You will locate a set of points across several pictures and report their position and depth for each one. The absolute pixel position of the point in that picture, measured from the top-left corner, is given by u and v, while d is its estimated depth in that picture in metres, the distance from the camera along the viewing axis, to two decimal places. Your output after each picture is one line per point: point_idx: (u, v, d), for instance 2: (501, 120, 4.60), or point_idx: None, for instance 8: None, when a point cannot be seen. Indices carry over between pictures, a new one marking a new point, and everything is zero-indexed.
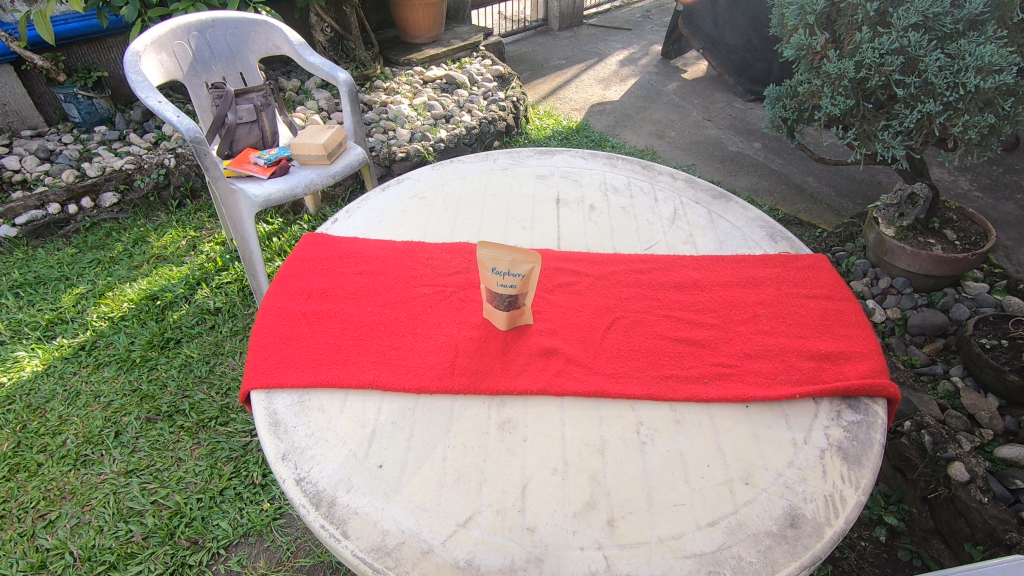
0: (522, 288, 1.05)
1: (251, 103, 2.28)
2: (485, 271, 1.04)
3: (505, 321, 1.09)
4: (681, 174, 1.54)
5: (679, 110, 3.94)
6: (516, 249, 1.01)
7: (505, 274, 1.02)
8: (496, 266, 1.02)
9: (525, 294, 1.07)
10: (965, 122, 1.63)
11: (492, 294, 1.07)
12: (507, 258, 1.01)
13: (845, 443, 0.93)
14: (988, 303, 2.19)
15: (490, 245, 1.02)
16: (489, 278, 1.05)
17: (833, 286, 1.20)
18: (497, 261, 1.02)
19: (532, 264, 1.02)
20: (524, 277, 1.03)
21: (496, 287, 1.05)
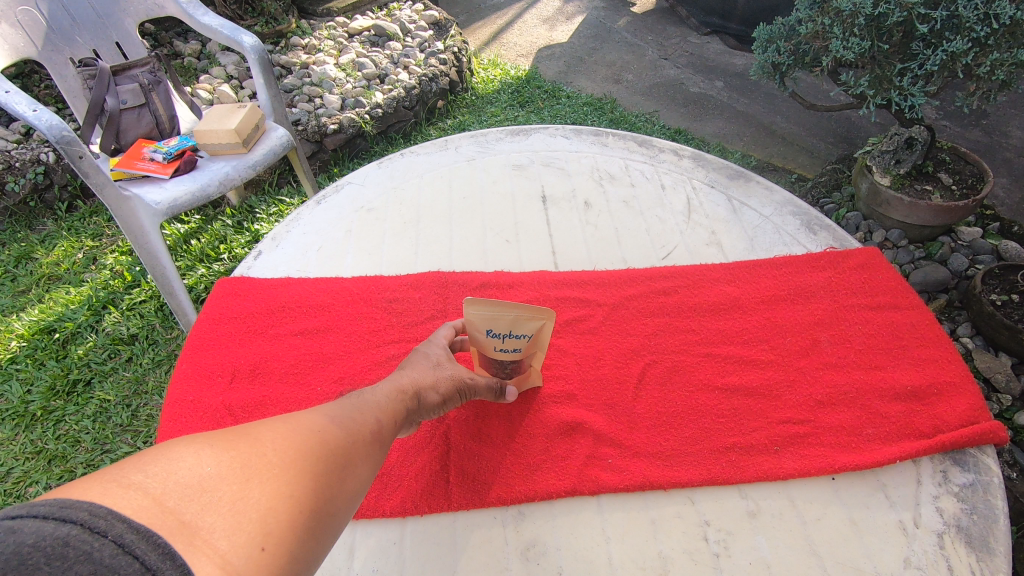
0: (531, 350, 0.77)
1: (135, 82, 1.81)
2: (477, 335, 0.74)
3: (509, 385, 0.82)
4: (687, 150, 1.27)
5: (634, 50, 3.59)
6: (521, 305, 0.71)
7: (508, 338, 0.74)
8: (493, 327, 0.73)
9: (532, 354, 0.79)
10: (993, 61, 1.42)
11: (487, 358, 0.78)
12: (508, 316, 0.72)
13: (963, 520, 0.73)
14: (985, 250, 2.08)
15: (481, 303, 0.71)
16: (483, 343, 0.75)
17: (897, 290, 0.97)
18: (494, 322, 0.73)
19: (543, 320, 0.74)
20: (531, 337, 0.75)
21: (494, 353, 0.77)
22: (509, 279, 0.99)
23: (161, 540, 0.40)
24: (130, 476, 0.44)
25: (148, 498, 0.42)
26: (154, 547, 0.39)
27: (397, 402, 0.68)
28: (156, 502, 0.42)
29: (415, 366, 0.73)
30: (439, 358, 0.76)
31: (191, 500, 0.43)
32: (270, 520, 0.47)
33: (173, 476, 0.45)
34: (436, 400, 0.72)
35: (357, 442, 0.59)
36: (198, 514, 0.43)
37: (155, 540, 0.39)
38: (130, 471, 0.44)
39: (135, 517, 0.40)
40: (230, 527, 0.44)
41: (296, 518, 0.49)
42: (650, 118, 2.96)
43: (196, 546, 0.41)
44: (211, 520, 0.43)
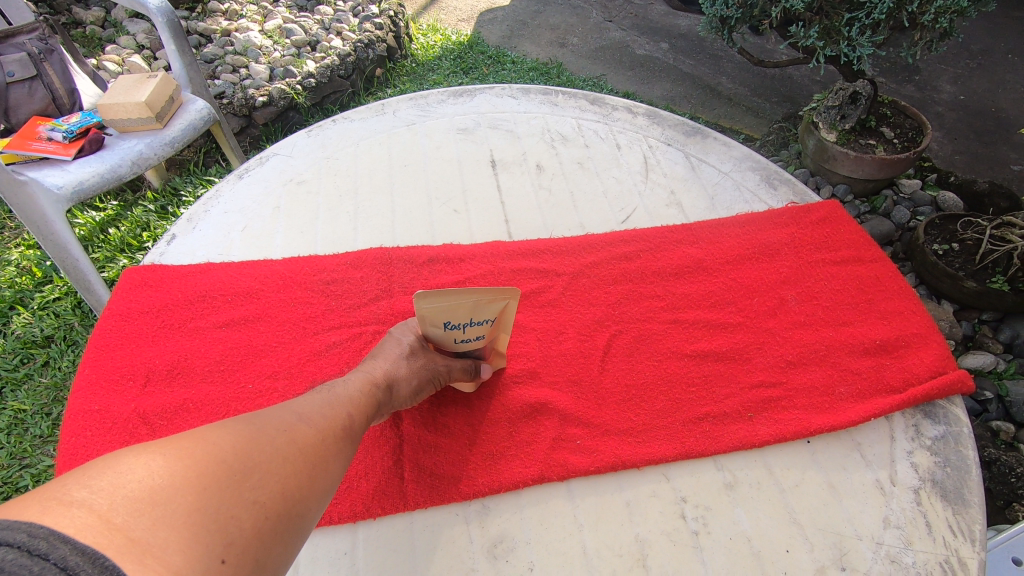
0: (493, 332, 0.71)
1: (23, 52, 1.59)
2: (434, 329, 0.67)
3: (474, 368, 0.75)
4: (641, 107, 1.21)
5: (578, 12, 3.48)
6: (480, 292, 0.63)
7: (468, 326, 0.67)
8: (452, 318, 0.66)
9: (498, 337, 0.73)
10: (937, 8, 1.41)
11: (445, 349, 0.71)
12: (467, 303, 0.64)
13: (938, 473, 0.71)
14: (925, 201, 2.13)
15: (434, 296, 0.62)
16: (442, 335, 0.68)
17: (859, 243, 0.95)
18: (452, 311, 0.65)
19: (507, 302, 0.66)
20: (495, 320, 0.68)
21: (454, 345, 0.70)
22: (459, 252, 0.91)
23: (110, 563, 0.33)
24: (70, 492, 0.36)
25: (90, 515, 0.35)
26: (104, 573, 0.32)
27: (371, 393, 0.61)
28: (103, 519, 0.35)
29: (387, 353, 0.66)
30: (416, 343, 0.68)
31: (143, 514, 0.37)
32: (235, 531, 0.41)
33: (119, 489, 0.37)
34: (412, 390, 0.65)
35: (332, 436, 0.53)
36: (150, 531, 0.36)
37: (103, 562, 0.33)
38: (70, 486, 0.37)
39: (78, 538, 0.33)
40: (187, 544, 0.37)
41: (265, 528, 0.43)
42: (598, 82, 2.88)
43: (149, 568, 0.34)
44: (165, 535, 0.37)
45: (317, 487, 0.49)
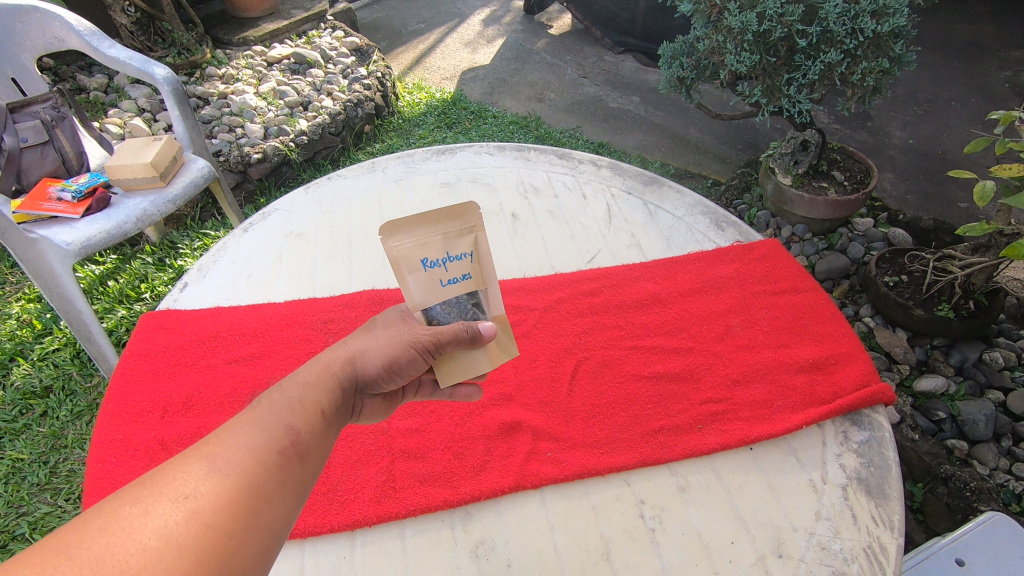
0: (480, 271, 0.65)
1: (36, 119, 1.72)
2: (414, 276, 0.62)
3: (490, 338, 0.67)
4: (604, 160, 1.35)
5: (554, 70, 3.74)
6: (436, 214, 0.62)
7: (449, 262, 0.63)
8: (425, 255, 0.62)
9: (490, 294, 0.67)
10: (863, 68, 1.61)
11: (440, 311, 0.64)
12: (432, 235, 0.63)
13: (863, 472, 0.81)
14: (877, 237, 2.30)
15: (394, 231, 0.61)
16: (427, 285, 0.63)
17: (795, 276, 1.08)
18: (422, 247, 0.63)
19: (475, 230, 0.64)
20: (473, 256, 0.64)
21: (441, 293, 0.63)
22: None
23: None
24: None
25: None
26: None
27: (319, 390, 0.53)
28: None
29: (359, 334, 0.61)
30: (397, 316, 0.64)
31: None
32: None
33: None
34: (382, 367, 0.59)
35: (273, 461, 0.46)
36: None
37: None
38: None
39: None
40: None
41: None
42: (573, 134, 3.09)
43: None
44: None
45: (263, 532, 0.43)
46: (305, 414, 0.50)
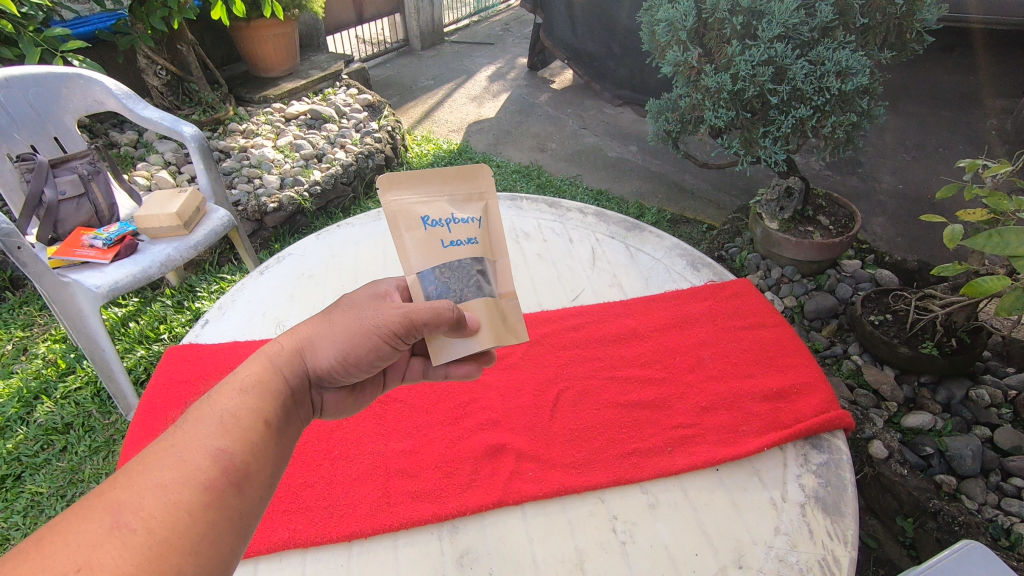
0: (482, 236, 0.77)
1: (74, 174, 1.86)
2: (422, 229, 0.74)
3: (483, 317, 0.74)
4: (590, 208, 1.47)
5: (555, 122, 3.94)
6: (450, 180, 0.77)
7: (452, 223, 0.75)
8: (433, 212, 0.75)
9: (494, 264, 0.78)
10: (833, 122, 1.75)
11: (445, 266, 0.74)
12: (442, 194, 0.77)
13: (820, 491, 0.88)
14: (864, 278, 2.38)
15: (411, 187, 0.76)
16: (428, 237, 0.74)
17: (764, 312, 1.17)
18: (432, 205, 0.76)
19: (481, 204, 0.78)
20: (477, 224, 0.77)
21: (444, 247, 0.74)
22: None
23: None
24: None
25: None
26: None
27: (239, 413, 0.58)
28: None
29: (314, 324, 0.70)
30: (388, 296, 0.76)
31: None
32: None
33: None
34: (337, 354, 0.68)
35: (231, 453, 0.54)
36: None
37: None
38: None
39: None
40: None
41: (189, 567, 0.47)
42: (573, 181, 3.24)
43: None
44: None
45: (241, 503, 0.53)
46: (229, 437, 0.55)
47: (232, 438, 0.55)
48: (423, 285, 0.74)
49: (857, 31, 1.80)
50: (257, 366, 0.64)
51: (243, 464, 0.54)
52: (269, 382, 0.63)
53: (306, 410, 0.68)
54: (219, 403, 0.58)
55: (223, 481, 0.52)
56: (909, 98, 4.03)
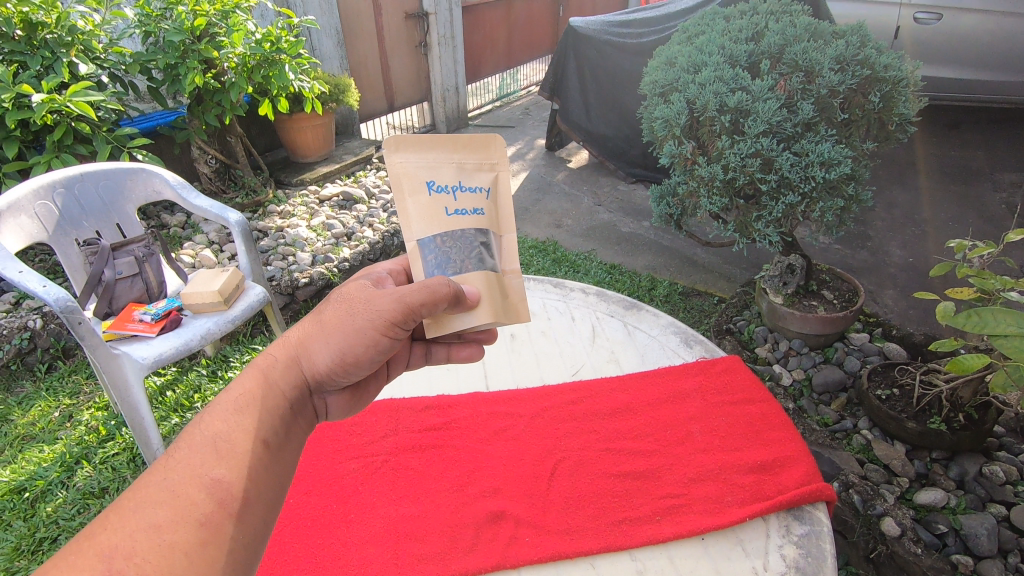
0: (486, 207, 0.87)
1: (131, 256, 2.08)
2: (429, 194, 0.86)
3: (483, 292, 0.86)
4: (592, 288, 1.61)
5: (571, 199, 4.16)
6: (466, 148, 0.87)
7: (459, 191, 0.86)
8: (440, 178, 0.86)
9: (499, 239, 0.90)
10: (821, 207, 1.89)
11: (449, 231, 0.86)
12: (452, 163, 0.87)
13: (801, 561, 0.94)
14: (873, 351, 2.42)
15: (424, 150, 0.86)
16: (433, 201, 0.86)
17: (752, 387, 1.26)
18: (442, 172, 0.86)
19: (493, 176, 0.88)
20: (484, 196, 0.88)
21: (448, 214, 0.86)
22: (448, 399, 1.24)
23: None
24: None
25: None
26: None
27: (232, 439, 0.68)
28: None
29: (314, 334, 0.82)
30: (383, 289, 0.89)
31: None
32: None
33: None
34: (333, 358, 0.81)
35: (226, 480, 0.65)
36: None
37: None
38: None
39: None
40: None
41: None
42: (588, 256, 3.39)
43: None
44: None
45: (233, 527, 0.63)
46: (222, 468, 0.65)
47: (228, 466, 0.66)
48: (428, 248, 0.87)
49: (840, 125, 1.96)
50: (252, 382, 0.75)
51: (237, 496, 0.64)
52: (263, 399, 0.74)
53: (302, 418, 0.80)
54: (212, 427, 0.69)
55: (219, 515, 0.62)
56: (916, 173, 4.15)
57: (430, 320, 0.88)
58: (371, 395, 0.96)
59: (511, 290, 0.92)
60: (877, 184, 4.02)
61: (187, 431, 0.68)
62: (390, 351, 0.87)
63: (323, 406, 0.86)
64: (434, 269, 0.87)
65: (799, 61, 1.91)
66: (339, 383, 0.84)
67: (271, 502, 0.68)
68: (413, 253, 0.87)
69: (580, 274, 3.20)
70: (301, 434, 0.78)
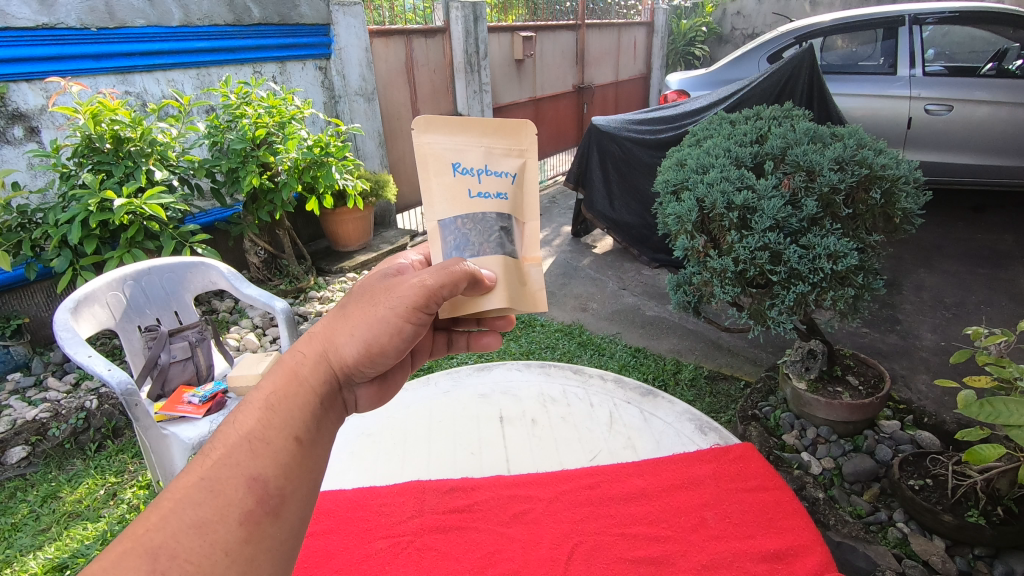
0: (509, 191, 0.91)
1: (185, 340, 2.27)
2: (454, 173, 0.90)
3: (500, 275, 0.91)
4: (610, 375, 1.70)
5: (597, 283, 4.30)
6: (496, 130, 0.91)
7: (484, 173, 0.90)
8: (463, 159, 0.90)
9: (519, 223, 0.93)
10: (833, 295, 1.96)
11: (472, 212, 0.90)
12: (480, 147, 0.91)
13: None
14: (904, 439, 2.38)
15: (449, 132, 0.91)
16: (459, 182, 0.90)
17: (765, 475, 1.30)
18: (469, 155, 0.90)
19: (522, 159, 0.92)
20: (510, 178, 0.91)
21: (471, 194, 0.90)
22: (472, 482, 1.31)
23: None
24: None
25: None
26: None
27: (266, 436, 0.68)
28: None
29: (339, 324, 0.82)
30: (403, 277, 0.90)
31: None
32: None
33: None
34: (361, 348, 0.81)
35: (263, 480, 0.65)
36: None
37: None
38: None
39: None
40: None
41: None
42: (613, 340, 3.47)
43: None
44: None
45: (276, 526, 0.64)
46: (259, 466, 0.65)
47: (263, 469, 0.66)
48: (449, 228, 0.91)
49: (846, 219, 2.07)
50: (282, 379, 0.74)
51: (275, 493, 0.65)
52: (295, 395, 0.73)
53: (334, 409, 0.79)
54: (244, 424, 0.68)
55: (258, 514, 0.63)
56: (943, 256, 4.17)
57: (447, 303, 0.92)
58: (393, 385, 0.97)
59: (530, 276, 0.96)
60: (903, 267, 4.05)
61: (221, 428, 0.68)
62: (413, 338, 0.88)
63: (352, 397, 0.86)
64: (454, 248, 0.91)
65: (801, 162, 2.08)
66: (365, 373, 0.85)
67: (309, 497, 0.68)
68: (432, 231, 0.91)
69: (606, 357, 3.27)
70: (334, 425, 0.78)
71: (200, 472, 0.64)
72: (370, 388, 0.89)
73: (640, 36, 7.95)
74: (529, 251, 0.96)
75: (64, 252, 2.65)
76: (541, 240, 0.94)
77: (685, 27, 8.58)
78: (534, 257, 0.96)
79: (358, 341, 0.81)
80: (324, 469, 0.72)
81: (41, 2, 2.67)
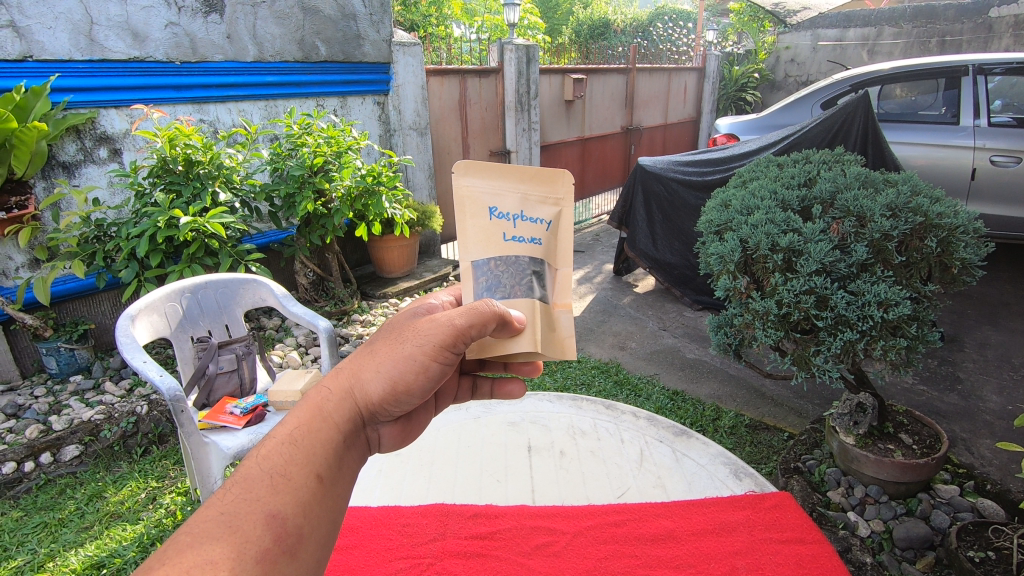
0: (543, 237, 0.93)
1: (233, 353, 2.34)
2: (488, 219, 0.92)
3: (528, 318, 0.94)
4: (642, 412, 1.67)
5: (636, 323, 4.23)
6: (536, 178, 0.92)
7: (519, 219, 0.92)
8: (497, 205, 0.92)
9: (551, 269, 0.96)
10: (883, 345, 1.87)
11: (505, 257, 0.93)
12: (516, 193, 0.93)
13: None
14: (964, 506, 2.20)
15: (485, 177, 0.93)
16: (493, 228, 0.92)
17: (803, 527, 1.24)
18: (506, 201, 0.92)
19: (558, 208, 0.94)
20: (545, 226, 0.93)
21: (506, 238, 0.92)
22: (496, 509, 1.30)
23: None
24: None
25: None
26: None
27: (287, 472, 0.69)
28: None
29: (364, 362, 0.84)
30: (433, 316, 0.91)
31: None
32: None
33: None
34: (386, 386, 0.83)
35: (282, 519, 0.65)
36: None
37: None
38: None
39: None
40: None
41: None
42: (650, 380, 3.40)
43: None
44: None
45: (291, 566, 0.64)
46: (278, 504, 0.66)
47: (283, 505, 0.66)
48: (481, 269, 0.93)
49: (899, 267, 1.99)
50: (307, 415, 0.75)
51: (293, 532, 0.65)
52: (319, 432, 0.75)
53: (356, 447, 0.80)
54: (268, 460, 0.69)
55: (275, 553, 0.63)
56: (1010, 314, 3.93)
57: (475, 344, 0.95)
58: (417, 426, 0.97)
59: (560, 323, 0.96)
60: (965, 322, 3.83)
61: (243, 462, 0.68)
62: (439, 378, 0.89)
63: (374, 437, 0.86)
64: (485, 289, 0.94)
65: (851, 207, 2.04)
66: (389, 412, 0.85)
67: (325, 537, 0.68)
68: (464, 272, 0.93)
69: (642, 398, 3.19)
70: (355, 464, 0.79)
71: (220, 507, 0.64)
72: (394, 427, 0.89)
73: (690, 80, 8.02)
74: (560, 297, 0.97)
75: (132, 262, 2.82)
76: (572, 287, 0.95)
77: (737, 73, 8.58)
78: (565, 303, 0.97)
79: (382, 379, 0.83)
80: (342, 507, 0.72)
81: (135, 38, 2.96)
